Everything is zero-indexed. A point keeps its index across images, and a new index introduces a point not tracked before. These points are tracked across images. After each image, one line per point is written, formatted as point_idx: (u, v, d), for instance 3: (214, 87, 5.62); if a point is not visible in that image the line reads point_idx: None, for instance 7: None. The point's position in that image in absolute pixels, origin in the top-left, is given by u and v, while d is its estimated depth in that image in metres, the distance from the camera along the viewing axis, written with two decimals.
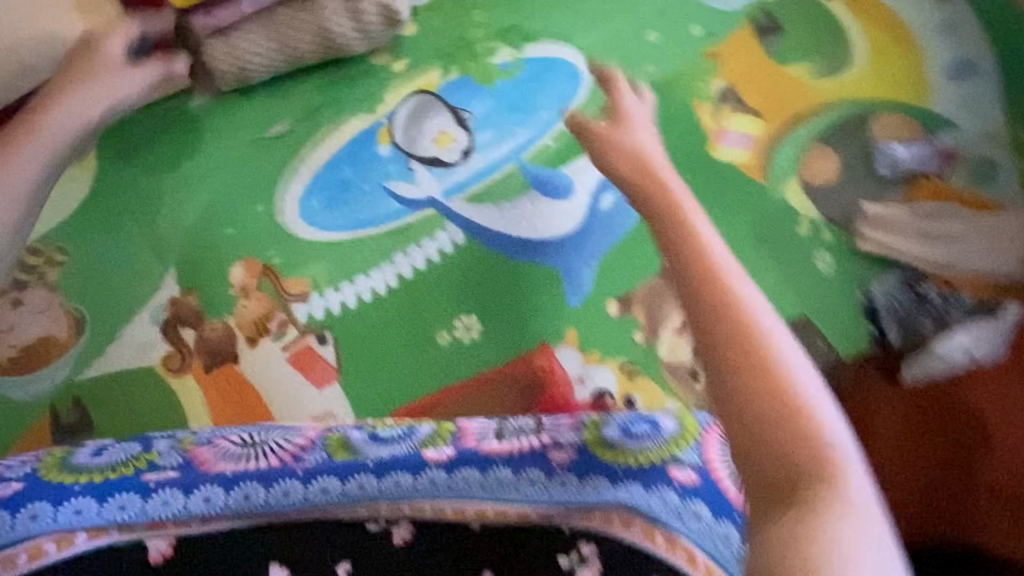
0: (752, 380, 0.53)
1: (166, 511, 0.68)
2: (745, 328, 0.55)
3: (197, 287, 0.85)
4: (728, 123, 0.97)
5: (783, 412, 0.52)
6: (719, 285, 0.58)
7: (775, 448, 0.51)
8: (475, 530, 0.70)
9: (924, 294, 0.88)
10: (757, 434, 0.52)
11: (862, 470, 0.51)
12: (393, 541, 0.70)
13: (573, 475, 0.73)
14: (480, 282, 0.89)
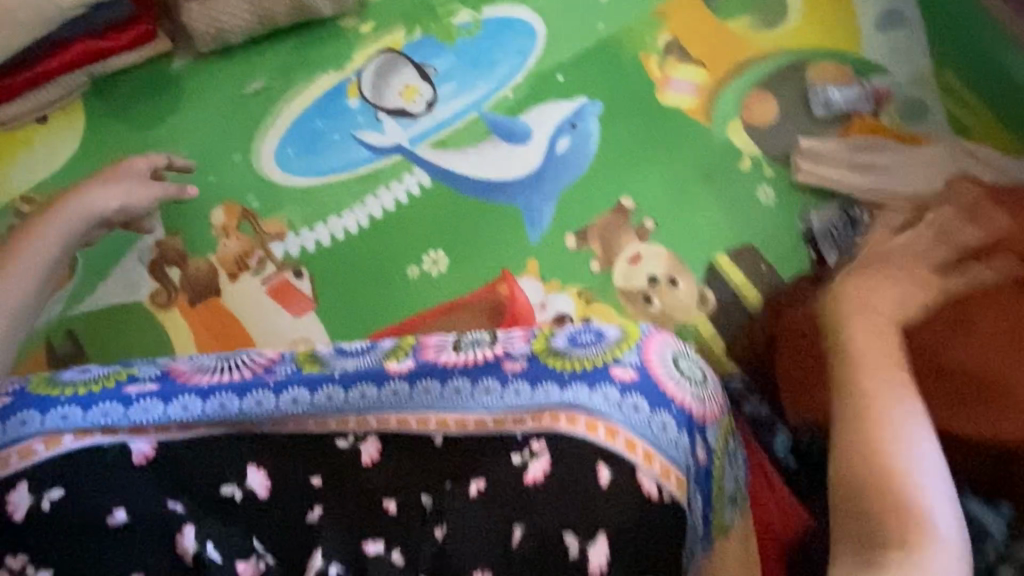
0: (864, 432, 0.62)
1: (147, 417, 0.73)
2: (872, 432, 0.62)
3: (180, 229, 0.91)
4: (674, 72, 1.05)
5: (882, 496, 0.58)
6: (880, 391, 0.64)
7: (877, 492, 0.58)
8: (438, 444, 0.77)
9: (856, 217, 0.97)
10: (849, 471, 0.61)
11: (955, 554, 0.55)
12: (361, 458, 0.76)
13: (525, 382, 0.78)
14: (443, 222, 0.95)
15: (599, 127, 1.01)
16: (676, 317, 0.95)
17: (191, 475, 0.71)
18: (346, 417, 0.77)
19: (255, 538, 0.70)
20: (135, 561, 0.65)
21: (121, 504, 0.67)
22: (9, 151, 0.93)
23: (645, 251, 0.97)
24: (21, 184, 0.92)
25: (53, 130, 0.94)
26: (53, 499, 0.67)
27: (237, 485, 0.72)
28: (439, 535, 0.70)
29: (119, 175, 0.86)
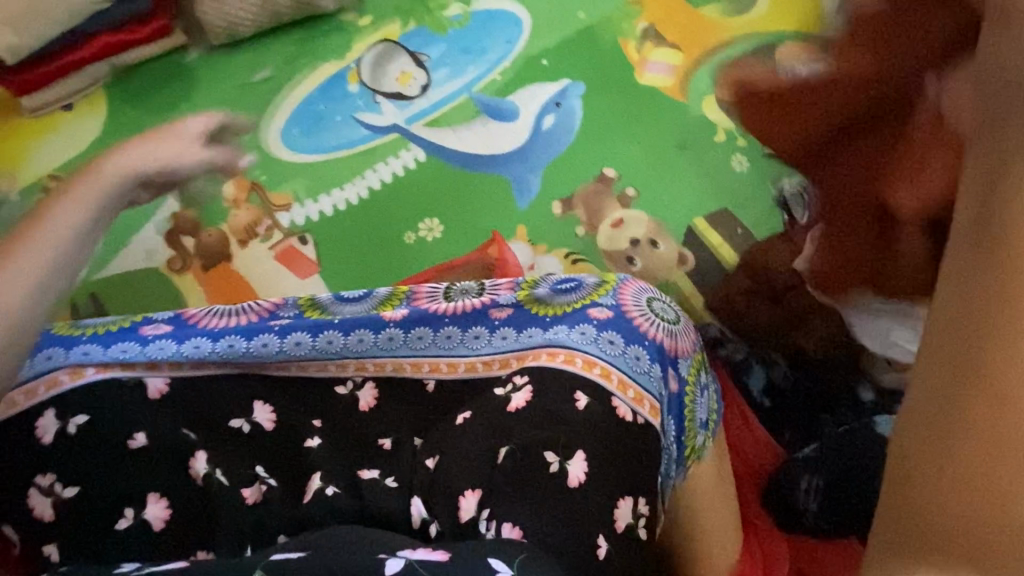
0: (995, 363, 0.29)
1: (162, 354, 0.79)
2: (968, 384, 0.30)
3: (194, 202, 0.99)
4: (650, 54, 1.13)
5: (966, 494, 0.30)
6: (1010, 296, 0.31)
7: (997, 479, 0.29)
8: (430, 390, 0.82)
9: None
10: (932, 440, 0.31)
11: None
12: (360, 404, 0.81)
13: (511, 329, 0.84)
14: (437, 192, 1.02)
15: (582, 105, 1.09)
16: (657, 275, 1.01)
17: (201, 408, 0.76)
18: (346, 361, 0.83)
19: (259, 466, 0.74)
20: (153, 479, 0.70)
21: (141, 429, 0.72)
22: (37, 135, 1.01)
23: (627, 216, 1.03)
24: (47, 163, 0.99)
25: (78, 117, 1.02)
26: (78, 424, 0.71)
27: (245, 419, 0.77)
28: (431, 464, 0.74)
29: (151, 147, 0.84)
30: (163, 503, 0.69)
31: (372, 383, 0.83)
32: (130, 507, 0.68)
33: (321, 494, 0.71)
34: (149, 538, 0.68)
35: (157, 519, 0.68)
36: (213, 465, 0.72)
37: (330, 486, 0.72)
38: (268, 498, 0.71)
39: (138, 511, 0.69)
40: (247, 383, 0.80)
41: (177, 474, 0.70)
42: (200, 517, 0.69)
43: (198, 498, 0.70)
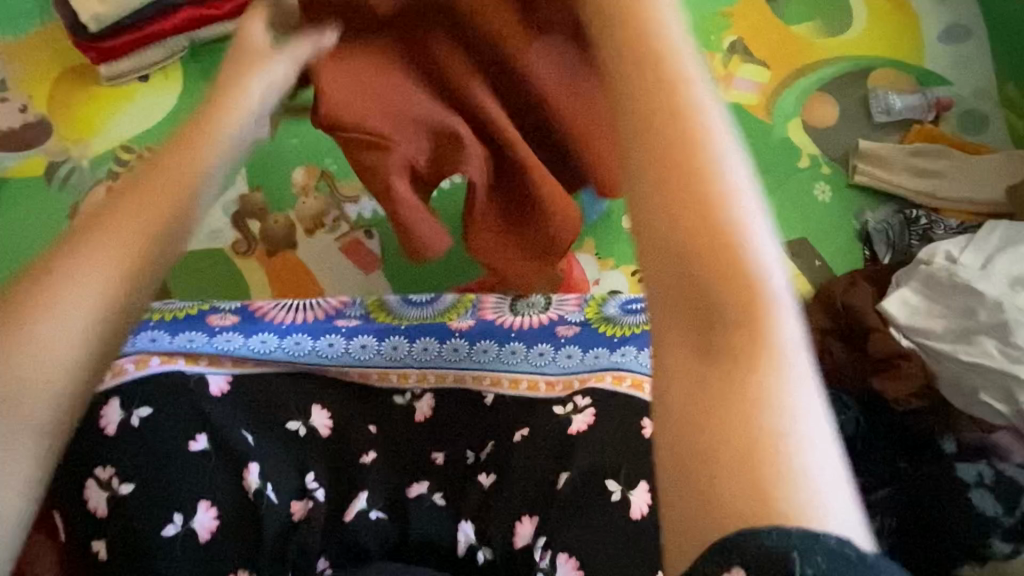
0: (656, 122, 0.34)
1: (229, 345, 0.83)
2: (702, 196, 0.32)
3: (263, 186, 0.97)
4: (737, 70, 1.08)
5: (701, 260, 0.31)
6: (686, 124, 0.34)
7: (686, 208, 0.32)
8: (489, 402, 0.80)
9: (913, 217, 0.98)
10: (652, 220, 0.33)
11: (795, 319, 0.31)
12: (417, 415, 0.80)
13: (576, 348, 0.83)
14: None
15: None
16: None
17: (261, 406, 0.79)
18: (407, 370, 0.84)
19: (309, 472, 0.75)
20: (207, 485, 0.71)
21: (202, 431, 0.74)
22: (110, 104, 1.00)
23: None
24: (121, 134, 0.98)
25: (155, 89, 1.00)
26: (141, 417, 0.73)
27: (303, 422, 0.79)
28: (487, 483, 0.73)
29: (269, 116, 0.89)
30: (212, 513, 0.70)
31: (433, 392, 0.82)
32: (177, 513, 0.69)
33: (363, 516, 0.71)
34: (194, 546, 0.68)
35: (202, 528, 0.69)
36: (263, 478, 0.73)
37: (375, 510, 0.72)
38: (311, 516, 0.72)
39: (186, 518, 0.69)
40: (314, 386, 0.82)
41: (230, 485, 0.72)
42: (246, 530, 0.69)
43: (247, 510, 0.71)
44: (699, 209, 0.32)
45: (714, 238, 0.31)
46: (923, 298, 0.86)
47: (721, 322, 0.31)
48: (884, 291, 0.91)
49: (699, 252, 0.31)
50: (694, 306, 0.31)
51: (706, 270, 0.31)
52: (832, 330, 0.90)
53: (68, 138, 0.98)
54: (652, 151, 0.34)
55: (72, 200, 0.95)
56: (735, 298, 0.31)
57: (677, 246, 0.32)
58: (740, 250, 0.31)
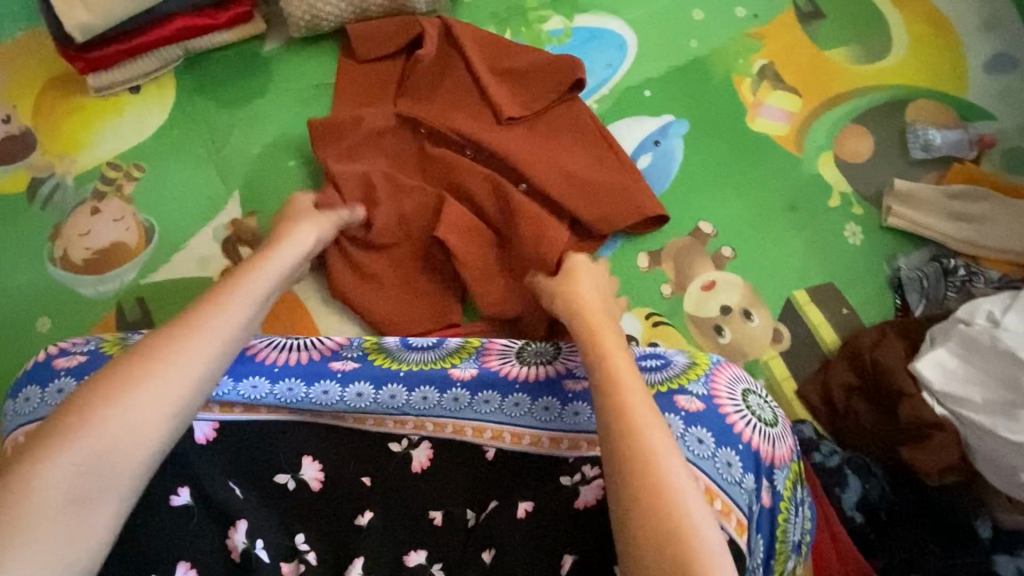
0: (623, 425, 0.54)
1: (216, 390, 0.77)
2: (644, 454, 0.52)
3: (256, 211, 0.91)
4: (766, 97, 1.01)
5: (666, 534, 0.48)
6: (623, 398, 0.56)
7: (649, 492, 0.50)
8: (489, 459, 0.77)
9: (951, 268, 0.91)
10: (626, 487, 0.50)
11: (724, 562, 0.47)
12: (412, 466, 0.77)
13: (585, 405, 0.77)
14: None
15: (682, 148, 0.99)
16: (747, 352, 0.91)
17: (253, 459, 0.75)
18: (405, 418, 0.79)
19: (298, 533, 0.71)
20: (188, 545, 0.67)
21: (183, 484, 0.71)
22: (97, 118, 0.94)
23: (720, 280, 0.94)
24: (107, 151, 0.93)
25: (145, 102, 0.95)
26: None
27: (292, 475, 0.75)
28: (487, 557, 0.69)
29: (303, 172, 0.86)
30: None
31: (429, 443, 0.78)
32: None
33: None
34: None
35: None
36: (251, 536, 0.68)
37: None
38: None
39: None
40: (308, 434, 0.78)
41: (213, 544, 0.68)
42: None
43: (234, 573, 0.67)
44: (660, 500, 0.49)
45: (670, 522, 0.48)
46: (961, 362, 0.79)
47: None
48: (918, 348, 0.85)
49: (666, 529, 0.48)
50: (664, 571, 0.46)
51: (673, 556, 0.46)
52: (859, 388, 0.85)
53: (52, 153, 0.92)
54: (626, 453, 0.52)
55: (54, 221, 0.90)
56: (687, 570, 0.46)
57: (648, 522, 0.48)
58: (687, 541, 0.47)
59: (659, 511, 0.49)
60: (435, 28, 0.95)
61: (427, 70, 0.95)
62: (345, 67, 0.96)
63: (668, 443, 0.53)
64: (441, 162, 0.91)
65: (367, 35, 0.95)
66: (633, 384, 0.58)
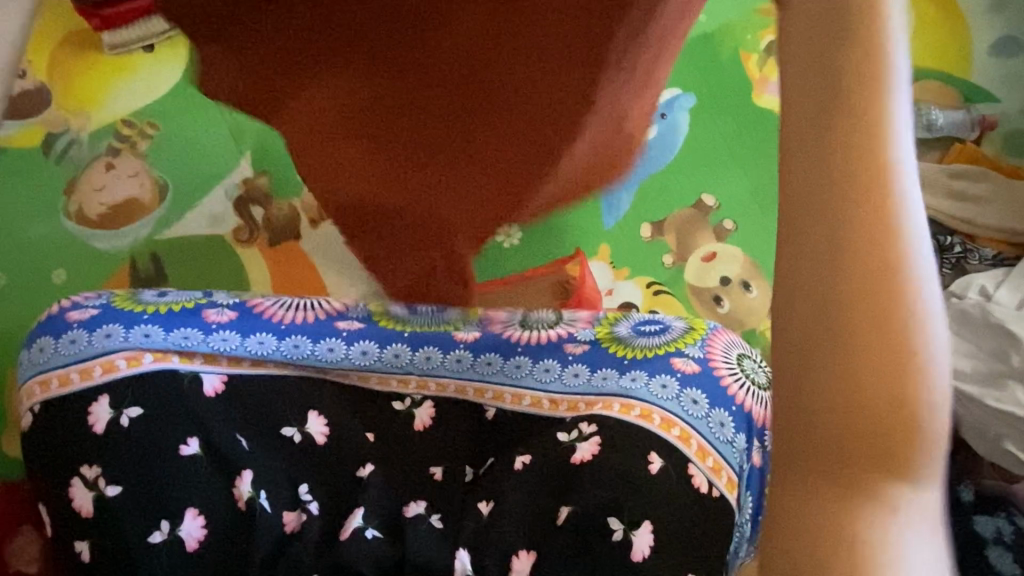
0: (862, 291, 0.31)
1: (225, 347, 0.79)
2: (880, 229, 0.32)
3: (268, 171, 0.94)
4: (772, 74, 1.03)
5: (881, 358, 0.31)
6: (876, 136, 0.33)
7: (868, 375, 0.31)
8: (490, 417, 0.81)
9: (947, 244, 0.94)
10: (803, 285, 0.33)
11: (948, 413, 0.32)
12: (415, 423, 0.80)
13: (585, 366, 0.81)
14: None
15: (688, 120, 1.00)
16: (745, 321, 0.93)
17: (260, 412, 0.77)
18: (409, 377, 0.81)
19: (303, 484, 0.75)
20: (199, 493, 0.70)
21: (193, 434, 0.72)
22: (112, 75, 0.95)
23: (721, 251, 0.96)
24: (122, 108, 0.94)
25: (159, 60, 0.96)
26: (131, 417, 0.71)
27: (298, 428, 0.77)
28: (484, 510, 0.73)
29: None
30: (199, 522, 0.69)
31: (431, 402, 0.81)
32: (165, 522, 0.69)
33: (359, 535, 0.71)
34: (181, 556, 0.68)
35: (190, 537, 0.69)
36: (256, 488, 0.72)
37: (371, 528, 0.72)
38: (305, 533, 0.71)
39: (173, 526, 0.69)
40: (314, 388, 0.79)
41: (221, 494, 0.71)
42: (239, 541, 0.69)
43: (239, 521, 0.70)
44: (884, 308, 0.31)
45: (887, 402, 0.31)
46: (952, 334, 0.82)
47: (866, 468, 0.31)
48: None
49: (868, 405, 0.31)
50: (848, 414, 0.31)
51: (878, 389, 0.31)
52: None
53: (67, 110, 0.94)
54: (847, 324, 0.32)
55: (69, 175, 0.91)
56: (896, 426, 0.31)
57: (833, 399, 0.31)
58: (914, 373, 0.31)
59: (872, 406, 0.31)
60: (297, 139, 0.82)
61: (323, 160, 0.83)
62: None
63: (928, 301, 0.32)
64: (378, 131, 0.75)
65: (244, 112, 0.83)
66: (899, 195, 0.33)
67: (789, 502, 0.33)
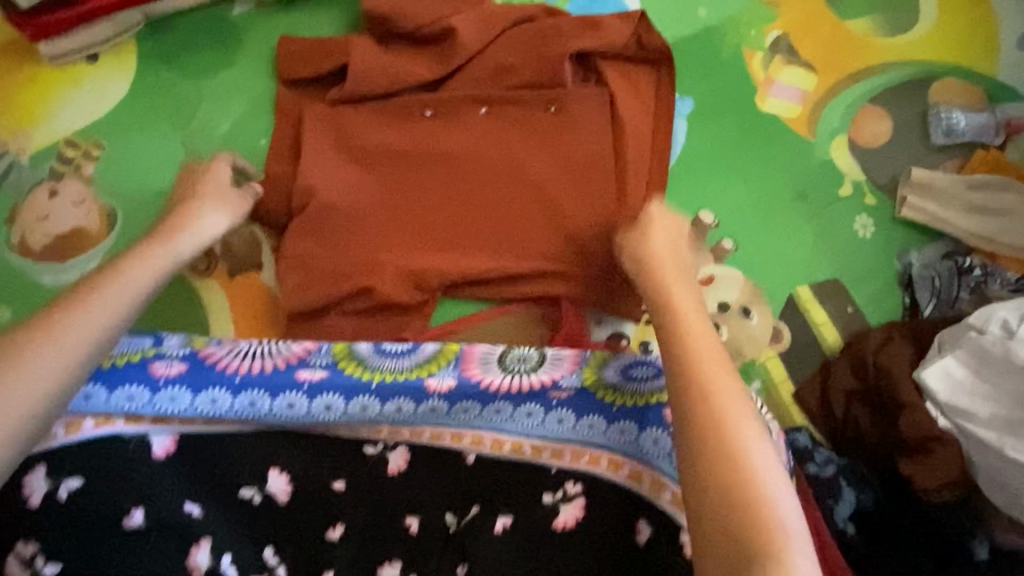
0: (716, 415, 0.53)
1: (174, 407, 0.73)
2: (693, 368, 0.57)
3: None
4: (778, 73, 0.94)
5: (720, 451, 0.51)
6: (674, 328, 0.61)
7: (721, 465, 0.51)
8: (468, 463, 0.74)
9: (965, 266, 0.86)
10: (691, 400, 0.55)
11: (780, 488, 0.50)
12: (387, 468, 0.75)
13: (570, 413, 0.73)
14: (489, 202, 0.85)
15: (686, 128, 0.92)
16: (744, 352, 0.86)
17: (222, 471, 0.72)
18: (379, 424, 0.75)
19: (268, 547, 0.71)
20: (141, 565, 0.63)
21: (137, 503, 0.67)
22: (54, 88, 0.87)
23: (719, 275, 0.88)
24: (65, 125, 0.86)
25: (105, 70, 0.88)
26: (69, 488, 0.67)
27: (257, 488, 0.72)
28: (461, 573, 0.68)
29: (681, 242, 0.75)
30: None
31: (405, 445, 0.76)
32: None
33: None
34: None
35: None
36: (216, 554, 0.67)
37: None
38: None
39: None
40: (280, 436, 0.75)
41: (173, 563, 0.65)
42: None
43: None
44: (722, 440, 0.52)
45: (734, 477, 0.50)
46: (970, 373, 0.76)
47: (740, 537, 0.47)
48: (926, 353, 0.81)
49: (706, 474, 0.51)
50: (715, 487, 0.50)
51: (724, 467, 0.50)
52: (860, 394, 0.82)
53: (4, 130, 0.86)
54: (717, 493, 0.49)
55: (11, 204, 0.84)
56: (749, 516, 0.48)
57: (712, 475, 0.50)
58: (750, 472, 0.50)
59: (714, 481, 0.50)
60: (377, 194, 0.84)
61: (409, 211, 0.84)
62: (291, 43, 0.88)
63: (763, 444, 0.52)
64: (445, 192, 0.85)
65: (356, 182, 0.84)
66: (721, 375, 0.56)
67: (711, 528, 0.48)
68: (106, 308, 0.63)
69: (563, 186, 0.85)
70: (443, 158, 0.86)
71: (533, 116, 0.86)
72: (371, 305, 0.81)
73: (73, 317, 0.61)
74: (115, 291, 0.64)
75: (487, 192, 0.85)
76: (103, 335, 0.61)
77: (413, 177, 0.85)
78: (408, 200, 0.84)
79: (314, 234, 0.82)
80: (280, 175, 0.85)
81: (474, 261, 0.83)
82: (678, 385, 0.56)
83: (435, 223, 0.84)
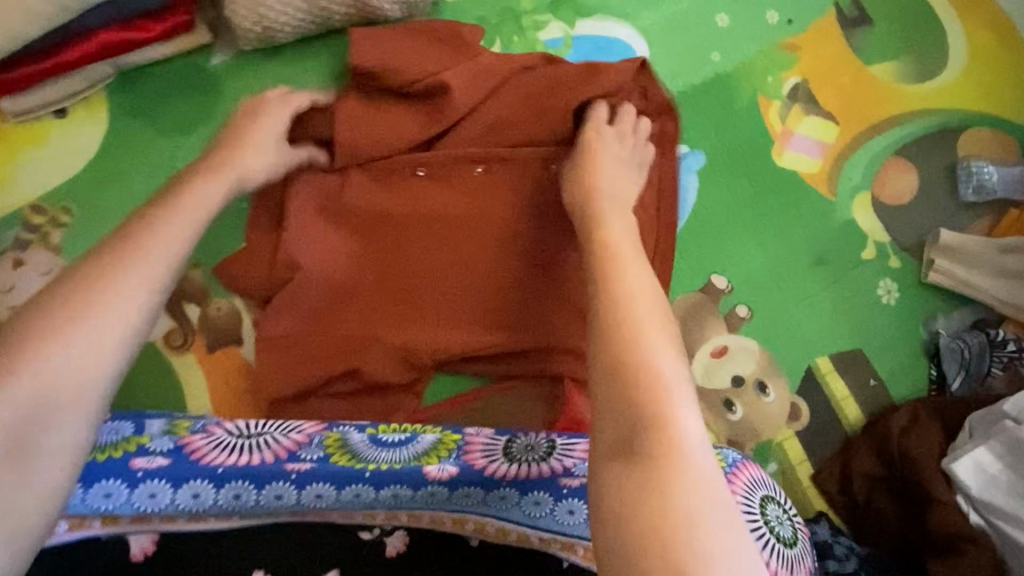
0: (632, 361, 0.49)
1: (154, 505, 0.66)
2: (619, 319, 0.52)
3: (205, 262, 0.82)
4: (797, 125, 0.88)
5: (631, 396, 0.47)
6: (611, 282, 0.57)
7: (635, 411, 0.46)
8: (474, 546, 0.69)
9: (996, 338, 0.81)
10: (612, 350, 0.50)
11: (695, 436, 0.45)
12: (387, 552, 0.69)
13: (584, 505, 0.66)
14: (481, 265, 0.78)
15: (698, 185, 0.86)
16: (759, 431, 0.80)
17: (207, 572, 0.67)
18: (375, 510, 0.69)
19: None
20: None
21: None
22: (19, 148, 0.81)
23: (734, 345, 0.82)
24: (30, 188, 0.80)
25: (73, 128, 0.82)
26: None
27: None
28: None
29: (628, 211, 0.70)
30: None
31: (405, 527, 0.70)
32: None
33: None
34: None
35: None
36: None
37: None
38: None
39: None
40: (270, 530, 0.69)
41: None
42: None
43: None
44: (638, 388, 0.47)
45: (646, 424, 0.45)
46: (1004, 467, 0.70)
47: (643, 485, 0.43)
48: (955, 438, 0.75)
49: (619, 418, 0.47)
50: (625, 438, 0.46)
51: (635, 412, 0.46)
52: (883, 479, 0.76)
53: None
54: (612, 370, 0.49)
55: None
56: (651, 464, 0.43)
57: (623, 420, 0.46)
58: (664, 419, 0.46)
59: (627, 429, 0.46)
60: (360, 259, 0.79)
61: (394, 275, 0.78)
62: None
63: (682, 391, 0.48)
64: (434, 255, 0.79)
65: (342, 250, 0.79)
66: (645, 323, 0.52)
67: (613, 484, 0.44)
68: (122, 305, 0.55)
69: (569, 252, 0.79)
70: (427, 213, 0.79)
71: (529, 176, 0.79)
72: (361, 385, 0.76)
73: (89, 311, 0.54)
74: (133, 277, 0.57)
75: (479, 252, 0.79)
76: (130, 324, 0.55)
77: (397, 236, 0.79)
78: (391, 262, 0.79)
79: (296, 311, 0.76)
80: (261, 243, 0.80)
81: (467, 335, 0.77)
82: (600, 337, 0.52)
83: (421, 288, 0.78)
